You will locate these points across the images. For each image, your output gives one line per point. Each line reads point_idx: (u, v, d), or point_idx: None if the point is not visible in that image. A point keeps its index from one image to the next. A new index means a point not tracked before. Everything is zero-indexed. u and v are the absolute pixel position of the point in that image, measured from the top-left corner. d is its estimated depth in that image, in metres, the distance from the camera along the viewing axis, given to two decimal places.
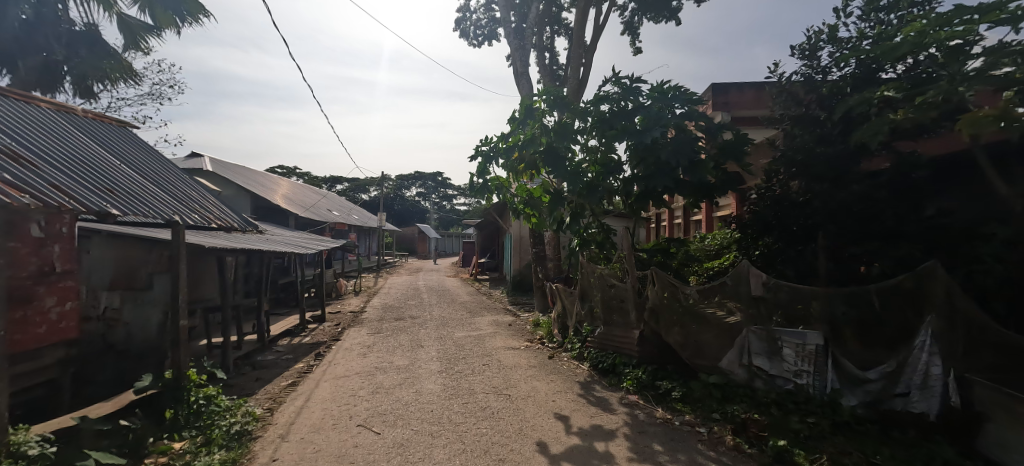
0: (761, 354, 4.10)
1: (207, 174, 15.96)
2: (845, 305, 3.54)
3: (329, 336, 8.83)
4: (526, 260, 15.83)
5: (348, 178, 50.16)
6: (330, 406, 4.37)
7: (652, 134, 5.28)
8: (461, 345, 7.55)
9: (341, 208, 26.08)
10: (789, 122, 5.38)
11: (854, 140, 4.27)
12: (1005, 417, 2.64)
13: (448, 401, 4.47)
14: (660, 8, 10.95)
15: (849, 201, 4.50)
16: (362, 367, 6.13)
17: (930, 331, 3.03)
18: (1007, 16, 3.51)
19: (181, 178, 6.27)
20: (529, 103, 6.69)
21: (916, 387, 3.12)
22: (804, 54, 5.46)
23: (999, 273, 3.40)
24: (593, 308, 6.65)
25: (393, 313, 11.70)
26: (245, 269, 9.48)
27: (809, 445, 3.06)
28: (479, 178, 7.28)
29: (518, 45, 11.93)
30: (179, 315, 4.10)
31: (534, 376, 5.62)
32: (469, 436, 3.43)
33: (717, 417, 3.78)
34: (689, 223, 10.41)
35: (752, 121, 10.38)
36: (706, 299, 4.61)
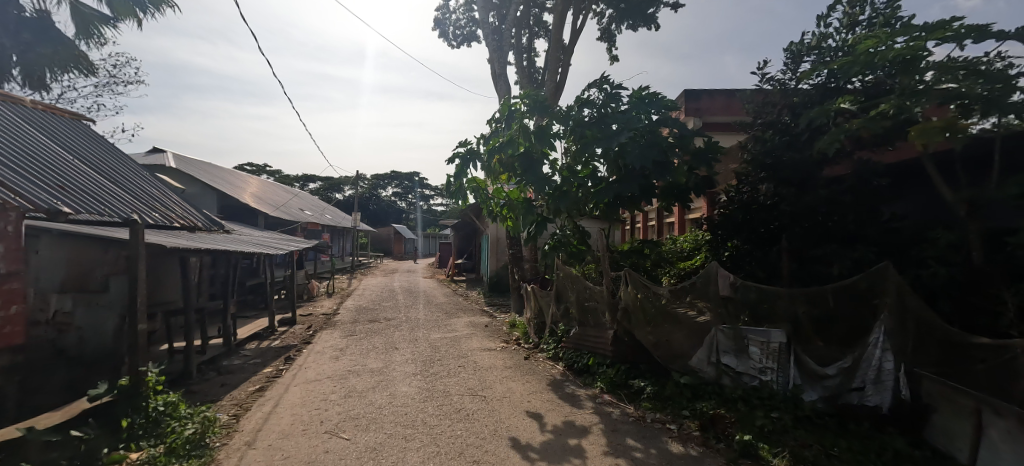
0: (728, 352, 4.24)
1: (170, 171, 15.25)
2: (807, 305, 3.73)
3: (300, 339, 8.59)
4: (502, 261, 15.87)
5: (321, 178, 48.90)
6: (300, 411, 4.26)
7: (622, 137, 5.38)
8: (437, 347, 7.48)
9: (314, 208, 25.44)
10: (759, 128, 5.57)
11: (816, 147, 4.48)
12: (949, 408, 2.89)
13: (422, 403, 4.43)
14: (637, 15, 11.16)
15: (816, 204, 4.71)
16: (335, 371, 5.99)
17: (883, 329, 3.23)
18: (951, 34, 3.78)
19: (142, 175, 5.98)
20: (509, 106, 6.71)
21: (871, 382, 3.33)
22: (791, 58, 5.73)
23: (944, 276, 3.65)
24: (568, 308, 6.71)
25: (366, 315, 11.49)
26: (210, 270, 9.09)
27: (773, 439, 3.18)
28: (456, 179, 7.25)
29: (496, 46, 11.93)
30: (138, 319, 3.88)
31: (510, 377, 5.63)
32: (443, 439, 3.40)
33: (687, 414, 3.88)
34: (662, 225, 10.68)
35: (723, 127, 10.74)
36: (678, 299, 4.71)
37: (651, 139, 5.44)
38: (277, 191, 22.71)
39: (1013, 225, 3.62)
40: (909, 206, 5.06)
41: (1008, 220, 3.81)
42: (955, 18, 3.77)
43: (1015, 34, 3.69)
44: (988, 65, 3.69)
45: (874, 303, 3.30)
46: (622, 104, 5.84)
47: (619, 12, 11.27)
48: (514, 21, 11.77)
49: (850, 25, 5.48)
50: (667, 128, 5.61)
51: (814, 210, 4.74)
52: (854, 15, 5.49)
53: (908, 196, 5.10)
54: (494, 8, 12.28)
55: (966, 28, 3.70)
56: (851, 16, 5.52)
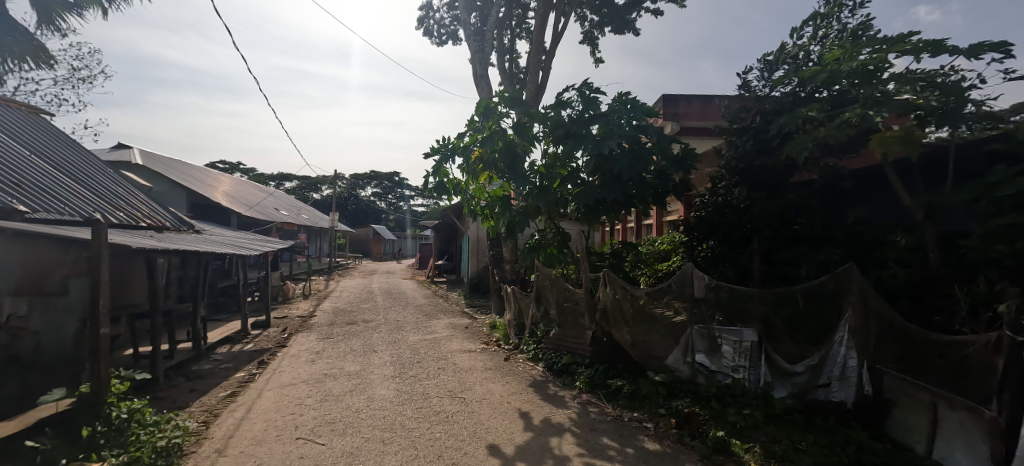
0: (702, 351, 4.34)
1: (135, 167, 14.60)
2: (776, 305, 3.85)
3: (274, 343, 8.36)
4: (483, 262, 15.83)
5: (297, 176, 47.74)
6: (274, 416, 4.15)
7: (609, 145, 5.47)
8: (416, 350, 7.39)
9: (290, 207, 24.83)
10: (733, 134, 5.75)
11: (786, 153, 4.66)
12: (909, 403, 3.04)
13: (401, 406, 4.38)
14: (617, 21, 11.35)
15: (785, 207, 4.90)
16: (310, 374, 5.85)
17: (847, 327, 3.37)
18: (909, 48, 4.01)
19: (104, 172, 5.70)
20: (487, 105, 6.72)
21: (836, 378, 3.46)
22: (766, 66, 5.94)
23: (903, 276, 3.86)
24: (548, 309, 6.75)
25: (344, 317, 11.28)
26: (179, 271, 8.75)
27: (745, 435, 3.29)
28: (435, 178, 7.21)
29: (478, 47, 11.93)
30: (100, 322, 3.70)
31: (489, 378, 5.62)
32: (422, 442, 3.38)
33: (663, 412, 3.97)
34: (641, 227, 10.86)
35: (700, 132, 11.02)
36: (654, 300, 4.78)
37: (635, 146, 5.56)
38: (251, 190, 22.08)
39: (966, 229, 3.84)
40: (871, 209, 5.26)
41: (962, 224, 4.04)
42: (913, 32, 4.01)
43: (968, 50, 3.94)
44: (944, 78, 3.92)
45: (840, 303, 3.45)
46: (601, 108, 5.93)
47: (601, 17, 11.44)
48: (496, 23, 11.79)
49: (821, 37, 5.72)
50: (648, 135, 5.73)
51: (784, 213, 4.92)
52: (825, 28, 5.72)
53: (870, 200, 5.30)
54: (476, 8, 12.29)
55: (924, 42, 3.93)
56: (821, 29, 5.75)
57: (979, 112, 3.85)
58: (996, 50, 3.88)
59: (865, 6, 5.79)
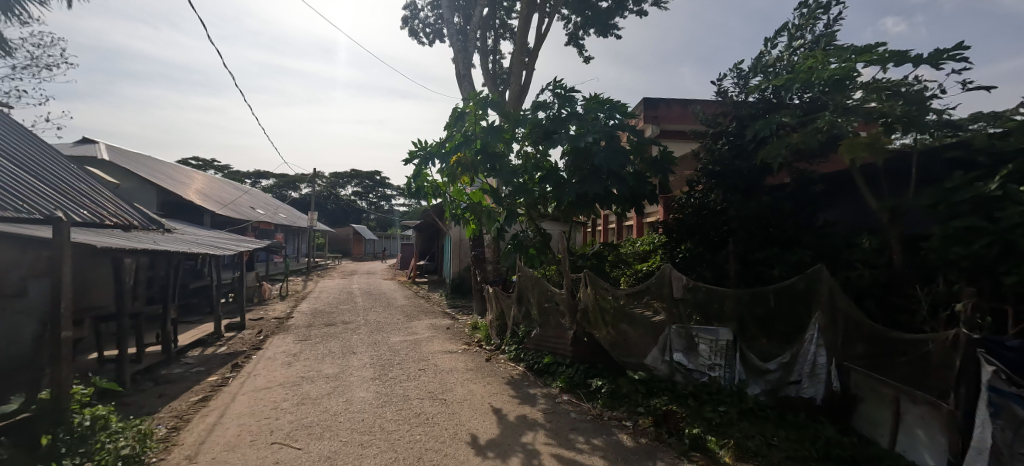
0: (680, 350, 4.42)
1: (101, 163, 14.00)
2: (750, 305, 3.96)
3: (248, 345, 8.13)
4: (465, 262, 15.78)
5: (275, 174, 46.57)
6: (247, 421, 4.03)
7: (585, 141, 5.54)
8: (396, 351, 7.29)
9: (266, 206, 24.19)
10: (711, 137, 5.89)
11: (760, 156, 4.81)
12: (874, 398, 3.18)
13: (380, 408, 4.32)
14: (600, 23, 11.45)
15: (759, 210, 5.05)
16: (286, 377, 5.71)
17: (817, 326, 3.49)
18: (876, 58, 4.21)
19: (68, 169, 5.44)
20: (460, 110, 6.74)
21: (806, 375, 3.58)
22: (740, 74, 6.10)
23: (869, 277, 4.02)
24: (529, 310, 6.76)
25: (322, 319, 11.06)
26: (148, 271, 8.43)
27: (720, 432, 3.37)
28: (415, 180, 7.16)
29: (461, 47, 11.87)
30: (61, 326, 3.53)
31: (470, 379, 5.60)
32: (401, 444, 3.34)
33: (641, 410, 4.03)
34: (621, 228, 11.01)
35: (678, 135, 11.25)
36: (634, 300, 4.86)
37: (611, 142, 5.65)
38: (226, 188, 21.46)
39: (927, 232, 4.03)
40: (840, 213, 5.45)
41: (923, 227, 4.25)
42: (879, 43, 4.21)
43: (930, 60, 4.15)
44: (909, 86, 4.12)
45: (810, 303, 3.57)
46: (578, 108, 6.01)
47: (585, 19, 11.54)
48: (480, 23, 11.76)
49: (794, 47, 5.92)
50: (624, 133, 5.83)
51: (758, 215, 5.08)
52: (797, 38, 5.92)
53: (839, 204, 5.48)
54: (460, 8, 12.24)
55: (889, 52, 4.13)
56: (794, 39, 5.95)
57: (939, 120, 4.05)
58: (955, 60, 4.10)
59: (836, 18, 6.01)
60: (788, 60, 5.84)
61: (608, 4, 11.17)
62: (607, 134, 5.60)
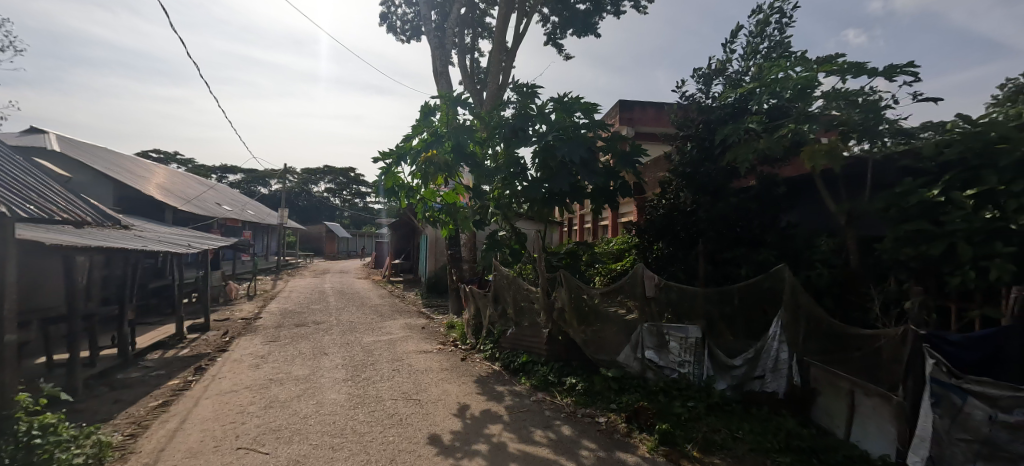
0: (651, 348, 4.52)
1: (50, 155, 13.13)
2: (718, 303, 4.10)
3: (213, 347, 7.82)
4: (441, 262, 15.67)
5: (242, 170, 44.86)
6: (211, 426, 3.88)
7: None
8: (370, 352, 7.17)
9: (234, 203, 23.28)
10: (681, 141, 6.07)
11: (729, 159, 4.99)
12: (831, 392, 3.36)
13: (352, 410, 4.24)
14: (579, 23, 11.55)
15: (726, 212, 5.25)
16: (254, 380, 5.53)
17: (780, 322, 3.65)
18: (837, 68, 4.46)
19: (13, 161, 5.07)
20: (426, 110, 6.66)
21: (769, 370, 3.74)
22: (702, 78, 6.29)
23: (827, 276, 4.24)
24: (504, 309, 6.78)
25: (292, 319, 10.74)
26: (103, 270, 7.97)
27: (688, 426, 3.47)
28: (386, 180, 7.08)
29: (439, 44, 11.76)
30: (4, 329, 3.30)
31: (445, 379, 5.57)
32: (374, 446, 3.29)
33: (614, 407, 4.12)
34: (597, 227, 11.17)
35: (652, 137, 11.51)
36: (608, 299, 4.95)
37: (578, 138, 5.73)
38: (190, 183, 20.53)
39: (880, 234, 4.28)
40: (802, 215, 5.70)
41: (876, 229, 4.51)
42: (840, 54, 4.45)
43: (884, 73, 4.41)
44: (866, 95, 4.37)
45: (774, 301, 3.74)
46: (542, 106, 6.06)
47: (563, 19, 11.63)
48: (458, 20, 11.68)
49: (752, 54, 6.19)
50: (589, 131, 5.92)
51: (726, 217, 5.27)
52: (755, 46, 6.19)
53: (800, 206, 5.73)
54: (438, 5, 12.12)
55: (848, 64, 4.38)
56: (753, 46, 6.21)
57: (893, 129, 4.33)
58: (906, 75, 4.37)
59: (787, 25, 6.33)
60: (749, 67, 6.12)
61: (587, 7, 11.30)
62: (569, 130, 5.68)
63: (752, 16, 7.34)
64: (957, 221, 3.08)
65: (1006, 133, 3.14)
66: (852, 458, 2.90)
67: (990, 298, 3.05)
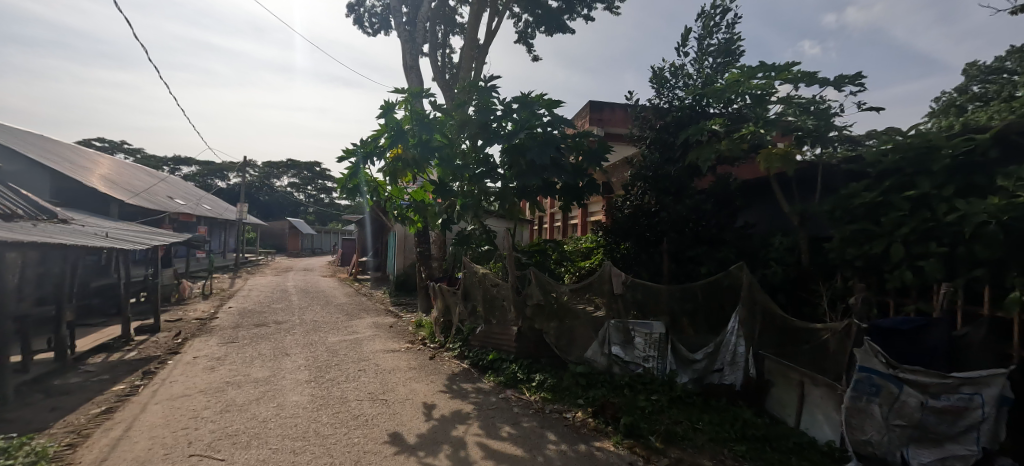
0: (618, 344, 4.62)
1: None
2: (682, 300, 4.29)
3: (164, 349, 7.37)
4: (410, 259, 15.43)
5: (198, 162, 42.40)
6: (160, 433, 3.65)
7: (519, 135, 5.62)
8: (334, 351, 6.97)
9: (188, 196, 21.99)
10: (645, 143, 6.26)
11: (692, 160, 5.19)
12: (784, 383, 3.58)
13: (316, 412, 4.12)
14: (551, 22, 11.66)
15: (687, 212, 5.46)
16: (208, 383, 5.25)
17: (737, 318, 3.80)
18: (791, 77, 4.73)
19: None
20: (389, 108, 6.52)
21: (728, 363, 3.87)
22: (658, 81, 6.48)
23: (780, 274, 4.48)
24: (474, 306, 6.75)
25: (251, 319, 10.27)
26: (38, 268, 7.35)
27: (652, 419, 3.57)
28: (352, 179, 6.92)
29: (409, 37, 11.55)
30: None
31: (413, 378, 5.49)
32: (338, 448, 3.21)
33: (581, 402, 4.18)
34: (567, 226, 11.31)
35: (620, 138, 11.77)
36: (577, 296, 5.03)
37: (547, 136, 5.80)
38: (139, 175, 19.24)
39: (828, 234, 4.56)
40: (758, 215, 5.98)
41: (825, 230, 4.80)
42: (794, 63, 4.71)
43: (834, 82, 4.69)
44: (817, 104, 4.66)
45: (733, 297, 3.92)
46: (509, 103, 6.06)
47: (536, 18, 11.67)
48: (430, 14, 11.50)
49: None
50: (556, 129, 5.98)
51: (687, 217, 5.49)
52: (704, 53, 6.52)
53: (756, 207, 6.02)
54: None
55: (801, 73, 4.64)
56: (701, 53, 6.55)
57: (842, 136, 4.58)
58: (853, 84, 4.66)
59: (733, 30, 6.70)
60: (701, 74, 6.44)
61: (560, 6, 11.40)
62: (538, 128, 5.71)
63: (699, 21, 7.74)
64: (896, 223, 3.32)
65: (938, 143, 3.41)
66: (802, 445, 3.12)
67: (924, 294, 3.31)
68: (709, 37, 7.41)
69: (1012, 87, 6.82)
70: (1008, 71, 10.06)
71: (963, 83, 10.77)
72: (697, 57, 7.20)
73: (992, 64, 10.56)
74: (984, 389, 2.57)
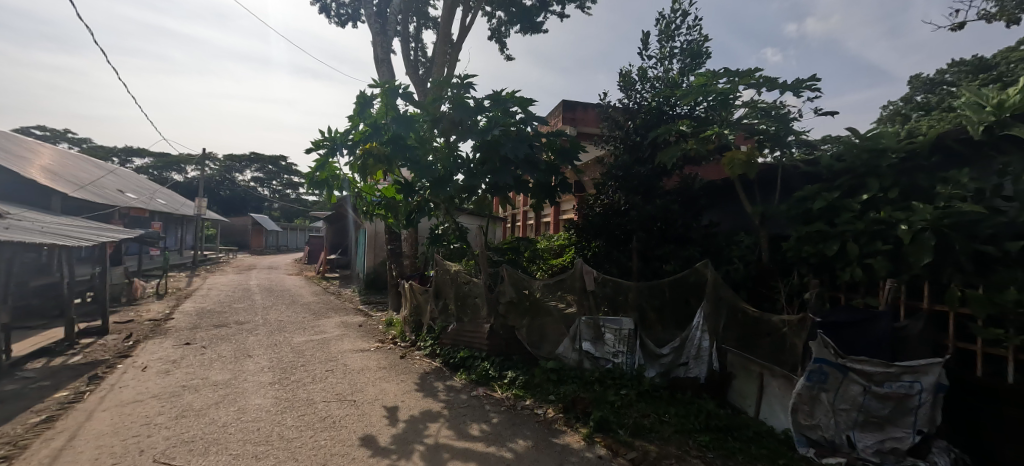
0: (588, 340, 4.68)
1: None
2: (650, 296, 4.40)
3: (113, 353, 6.92)
4: (381, 257, 15.12)
5: (151, 154, 39.96)
6: (108, 442, 3.43)
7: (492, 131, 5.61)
8: (300, 352, 6.75)
9: (140, 190, 20.70)
10: (616, 142, 6.38)
11: (661, 160, 5.34)
12: (744, 375, 3.76)
13: (280, 415, 3.97)
14: (525, 21, 11.68)
15: (656, 211, 5.62)
16: (163, 388, 4.98)
17: (702, 313, 3.96)
18: (753, 82, 4.93)
19: None
20: (361, 100, 6.35)
21: (692, 357, 4.03)
22: (626, 82, 6.60)
23: (742, 270, 4.68)
24: (446, 304, 6.68)
25: (211, 319, 9.79)
26: None
27: (621, 413, 3.64)
28: (320, 171, 6.69)
29: (380, 30, 11.28)
30: None
31: (382, 378, 5.39)
32: (303, 452, 3.12)
33: (552, 398, 4.22)
34: (540, 223, 11.38)
35: (592, 138, 11.96)
36: (549, 293, 5.06)
37: (520, 133, 5.81)
38: (85, 167, 17.96)
39: (786, 234, 4.79)
40: (721, 215, 6.22)
41: (783, 229, 5.04)
42: (756, 68, 4.91)
43: (793, 87, 4.92)
44: (777, 108, 4.88)
45: (698, 294, 4.08)
46: (482, 100, 6.03)
47: (509, 16, 11.66)
48: (401, 7, 11.28)
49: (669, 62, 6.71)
50: (530, 126, 6.00)
51: (656, 216, 5.65)
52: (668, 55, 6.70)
53: (721, 206, 6.25)
54: None
55: (763, 78, 4.85)
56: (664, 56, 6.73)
57: (801, 140, 4.81)
58: (810, 89, 4.91)
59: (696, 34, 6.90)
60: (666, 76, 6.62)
61: (533, 4, 11.42)
62: (511, 125, 5.70)
63: (660, 24, 7.95)
64: (847, 224, 3.53)
65: (885, 148, 3.65)
66: (761, 433, 3.28)
67: (871, 290, 3.54)
68: (671, 40, 7.63)
69: (949, 98, 7.38)
70: (947, 83, 10.88)
71: (908, 93, 11.56)
72: (662, 59, 7.39)
73: (933, 77, 11.39)
74: (923, 377, 2.76)
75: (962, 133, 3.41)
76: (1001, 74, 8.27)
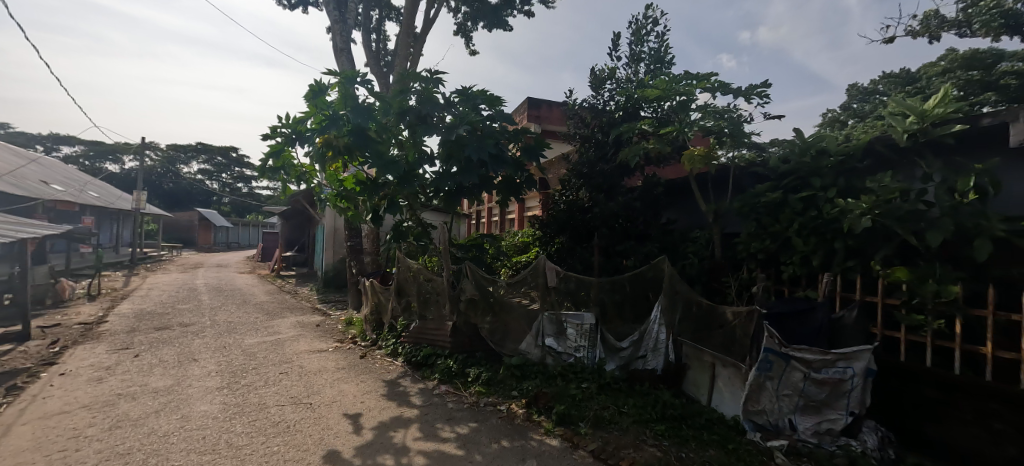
0: (551, 335, 4.74)
1: None
2: (611, 291, 4.51)
3: (35, 360, 6.29)
4: (340, 254, 14.62)
5: (80, 142, 36.49)
6: (29, 458, 3.11)
7: (457, 130, 5.54)
8: (251, 355, 6.40)
9: (68, 181, 18.88)
10: (580, 140, 6.49)
11: (622, 157, 5.48)
12: (698, 365, 3.94)
13: (228, 422, 3.76)
14: (490, 18, 11.60)
15: (618, 209, 5.76)
16: (94, 397, 4.57)
17: (660, 307, 4.11)
18: (710, 86, 5.15)
19: None
20: (321, 88, 6.09)
21: (650, 350, 4.17)
22: (595, 82, 6.71)
23: (697, 266, 4.89)
24: (409, 302, 6.55)
25: (151, 322, 9.10)
26: None
27: (582, 406, 3.71)
28: (274, 160, 6.34)
29: (339, 18, 10.84)
30: None
31: (341, 379, 5.22)
32: (254, 459, 2.97)
33: (515, 394, 4.26)
34: (505, 220, 11.38)
35: (557, 136, 12.08)
36: (513, 290, 5.06)
37: (486, 131, 5.78)
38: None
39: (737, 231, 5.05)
40: (678, 213, 6.46)
41: (735, 226, 5.31)
42: (713, 73, 5.13)
43: (746, 93, 5.18)
44: (730, 112, 5.13)
45: (657, 289, 4.23)
46: (450, 96, 5.95)
47: (475, 11, 11.54)
48: None
49: None
50: (496, 123, 5.97)
51: (617, 214, 5.79)
52: None
53: (679, 204, 6.50)
54: None
55: (718, 83, 5.08)
56: None
57: (751, 142, 5.07)
58: (761, 96, 5.18)
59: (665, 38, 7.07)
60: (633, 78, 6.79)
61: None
62: (478, 123, 5.66)
63: (630, 27, 8.12)
64: (790, 221, 3.77)
65: (825, 151, 3.92)
66: (712, 420, 3.45)
67: (811, 282, 3.80)
68: (641, 44, 7.80)
69: (881, 107, 8.02)
70: (879, 93, 11.83)
71: (846, 100, 12.46)
72: (632, 62, 7.55)
73: (867, 87, 12.34)
74: (854, 362, 2.99)
75: (891, 139, 3.71)
76: (923, 87, 9.09)
